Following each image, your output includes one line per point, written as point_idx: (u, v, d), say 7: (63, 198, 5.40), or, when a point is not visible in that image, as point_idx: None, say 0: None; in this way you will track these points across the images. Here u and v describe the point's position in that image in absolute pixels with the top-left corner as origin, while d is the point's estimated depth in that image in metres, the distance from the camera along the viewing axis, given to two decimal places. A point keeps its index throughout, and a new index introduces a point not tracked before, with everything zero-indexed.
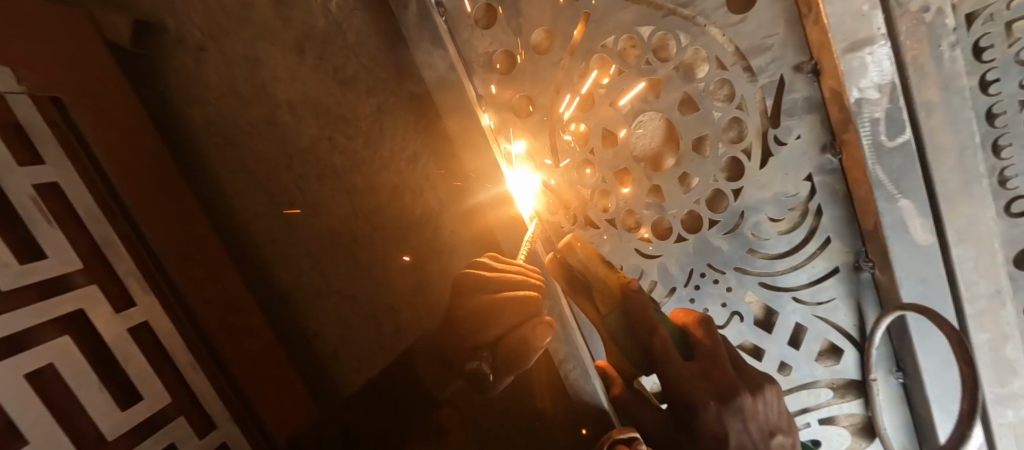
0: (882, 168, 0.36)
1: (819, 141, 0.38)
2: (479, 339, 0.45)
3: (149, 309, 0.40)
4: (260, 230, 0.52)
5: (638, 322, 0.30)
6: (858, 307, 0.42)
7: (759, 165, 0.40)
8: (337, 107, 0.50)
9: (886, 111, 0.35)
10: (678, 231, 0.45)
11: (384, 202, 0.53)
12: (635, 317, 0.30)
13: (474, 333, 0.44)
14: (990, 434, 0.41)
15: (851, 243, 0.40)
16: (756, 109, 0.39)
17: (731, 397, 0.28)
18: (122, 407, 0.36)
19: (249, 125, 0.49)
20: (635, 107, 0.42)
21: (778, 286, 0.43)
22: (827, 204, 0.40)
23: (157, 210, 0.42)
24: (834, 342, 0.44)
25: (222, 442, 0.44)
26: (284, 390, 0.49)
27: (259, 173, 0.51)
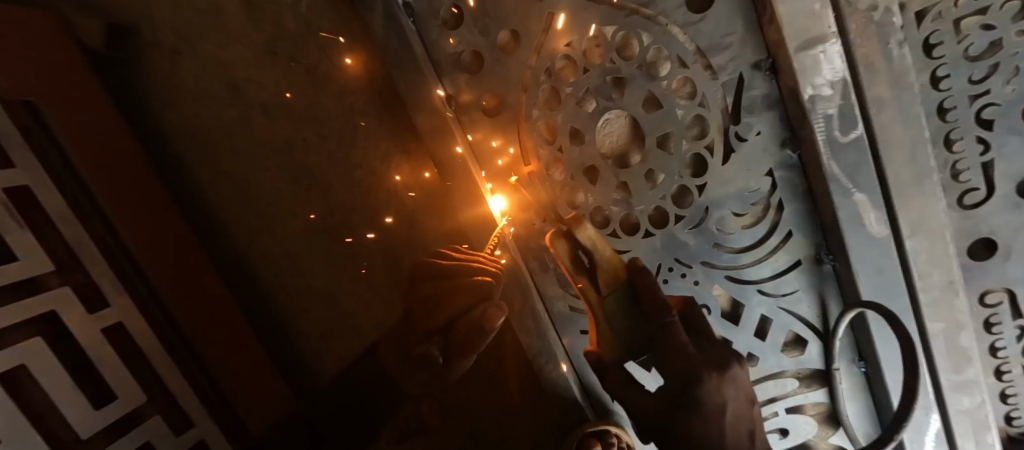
0: (836, 162, 0.37)
1: (779, 136, 0.39)
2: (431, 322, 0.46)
3: (125, 311, 0.41)
4: (236, 231, 0.51)
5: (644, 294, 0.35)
6: (821, 299, 0.43)
7: (721, 161, 0.41)
8: (310, 108, 0.50)
9: (838, 107, 0.35)
10: (645, 227, 0.45)
11: (357, 198, 0.52)
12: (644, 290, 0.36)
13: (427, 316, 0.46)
14: (948, 421, 0.42)
15: (813, 238, 0.41)
16: (718, 107, 0.40)
17: (720, 364, 0.35)
18: (95, 406, 0.38)
19: (227, 127, 0.49)
20: (600, 105, 0.42)
21: (743, 280, 0.45)
22: (788, 199, 0.41)
23: (136, 214, 0.43)
24: (799, 333, 0.45)
25: (200, 439, 0.44)
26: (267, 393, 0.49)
27: (236, 172, 0.51)
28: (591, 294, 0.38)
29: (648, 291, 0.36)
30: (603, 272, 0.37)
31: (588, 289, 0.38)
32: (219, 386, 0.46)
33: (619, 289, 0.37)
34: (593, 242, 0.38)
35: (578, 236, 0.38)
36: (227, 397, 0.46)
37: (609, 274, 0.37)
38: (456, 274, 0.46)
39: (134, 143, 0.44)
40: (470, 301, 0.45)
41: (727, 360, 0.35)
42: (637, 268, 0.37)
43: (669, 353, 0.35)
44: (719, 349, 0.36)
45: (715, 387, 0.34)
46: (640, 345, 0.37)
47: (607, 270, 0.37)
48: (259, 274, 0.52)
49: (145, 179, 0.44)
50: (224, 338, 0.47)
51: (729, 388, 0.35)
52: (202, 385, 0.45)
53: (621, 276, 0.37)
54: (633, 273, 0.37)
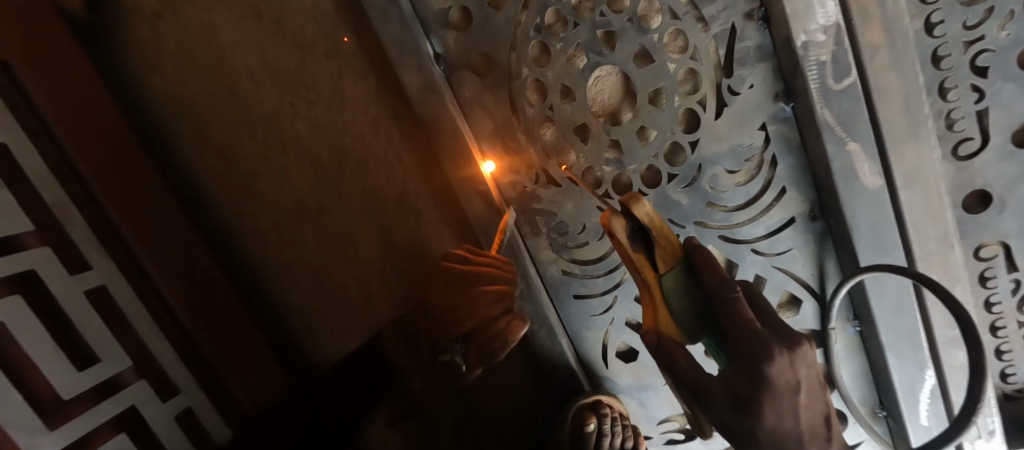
0: (830, 111, 0.36)
1: (771, 88, 0.38)
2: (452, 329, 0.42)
3: (107, 273, 0.40)
4: (224, 205, 0.50)
5: (709, 271, 0.29)
6: (816, 257, 0.43)
7: (714, 116, 0.41)
8: (296, 71, 0.51)
9: (831, 54, 0.35)
10: (638, 187, 0.45)
11: (347, 166, 0.52)
12: (708, 268, 0.29)
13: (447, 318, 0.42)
14: (942, 377, 0.43)
15: (806, 194, 0.41)
16: (710, 60, 0.39)
17: (798, 346, 0.28)
18: (77, 368, 0.36)
19: (212, 94, 0.48)
20: (590, 60, 0.42)
21: (737, 239, 0.44)
22: (782, 154, 0.40)
23: (118, 177, 0.41)
24: (793, 293, 0.45)
25: (188, 406, 0.44)
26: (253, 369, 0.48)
27: (224, 143, 0.49)
28: (647, 275, 0.30)
29: (711, 267, 0.30)
30: (661, 249, 0.30)
31: (643, 269, 0.31)
32: (205, 356, 0.45)
33: (675, 267, 0.31)
34: (652, 218, 0.30)
35: (636, 212, 0.30)
36: (212, 365, 0.46)
37: (666, 251, 0.30)
38: (477, 278, 0.45)
39: (116, 108, 0.42)
40: (496, 311, 0.45)
41: (794, 330, 0.29)
42: (696, 245, 0.30)
43: (737, 330, 0.28)
44: (779, 322, 0.30)
45: (787, 369, 0.28)
46: (703, 328, 0.30)
47: (664, 246, 0.30)
48: (242, 242, 0.51)
49: (127, 144, 0.43)
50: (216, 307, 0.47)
51: (800, 367, 0.28)
52: (189, 355, 0.44)
53: (678, 254, 0.31)
54: (689, 251, 0.30)
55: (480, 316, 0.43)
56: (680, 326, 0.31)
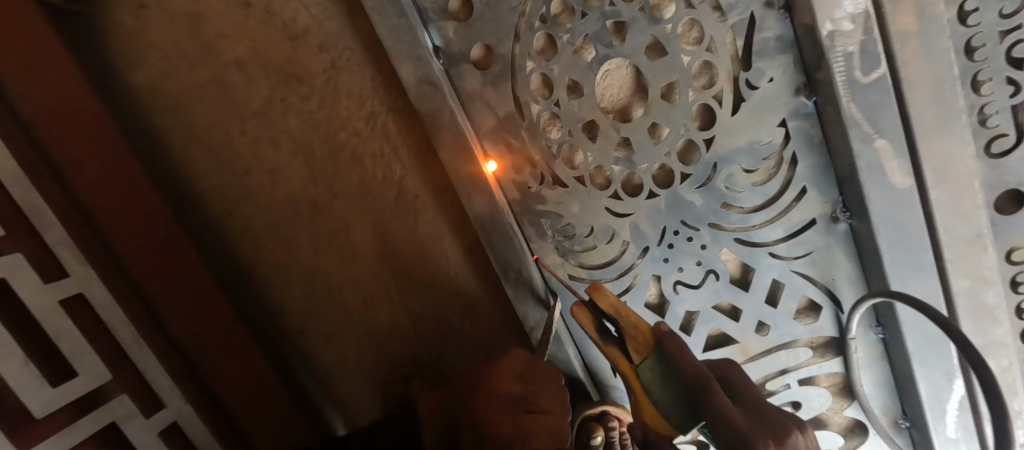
0: (856, 105, 0.34)
1: (793, 82, 0.36)
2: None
3: (85, 280, 0.36)
4: (211, 201, 0.46)
5: (675, 356, 0.33)
6: (837, 260, 0.40)
7: (730, 112, 0.38)
8: (289, 64, 0.48)
9: (859, 44, 0.33)
10: (649, 187, 0.42)
11: (342, 165, 0.52)
12: (674, 353, 0.33)
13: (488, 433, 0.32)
14: (971, 387, 0.41)
15: (828, 193, 0.39)
16: (727, 51, 0.37)
17: (787, 438, 0.26)
18: (52, 385, 0.33)
19: (200, 86, 0.44)
20: (599, 53, 0.39)
21: (753, 242, 0.42)
22: (802, 152, 0.38)
23: (97, 174, 0.38)
24: (812, 298, 0.43)
25: (174, 421, 0.41)
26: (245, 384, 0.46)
27: (212, 138, 0.45)
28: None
29: (677, 351, 0.33)
30: (632, 340, 0.36)
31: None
32: (191, 362, 0.43)
33: (650, 356, 0.35)
34: (616, 309, 0.38)
35: (597, 302, 0.39)
36: (199, 370, 0.43)
37: (637, 341, 0.36)
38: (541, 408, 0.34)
39: (97, 100, 0.39)
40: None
41: (788, 420, 0.28)
42: (662, 330, 0.35)
43: (711, 417, 0.28)
44: (773, 412, 0.28)
45: None
46: (684, 418, 0.31)
47: (634, 337, 0.36)
48: (233, 243, 0.48)
49: (110, 139, 0.39)
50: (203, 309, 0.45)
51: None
52: (172, 360, 0.42)
53: (651, 343, 0.35)
54: (658, 338, 0.34)
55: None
56: (668, 418, 0.32)
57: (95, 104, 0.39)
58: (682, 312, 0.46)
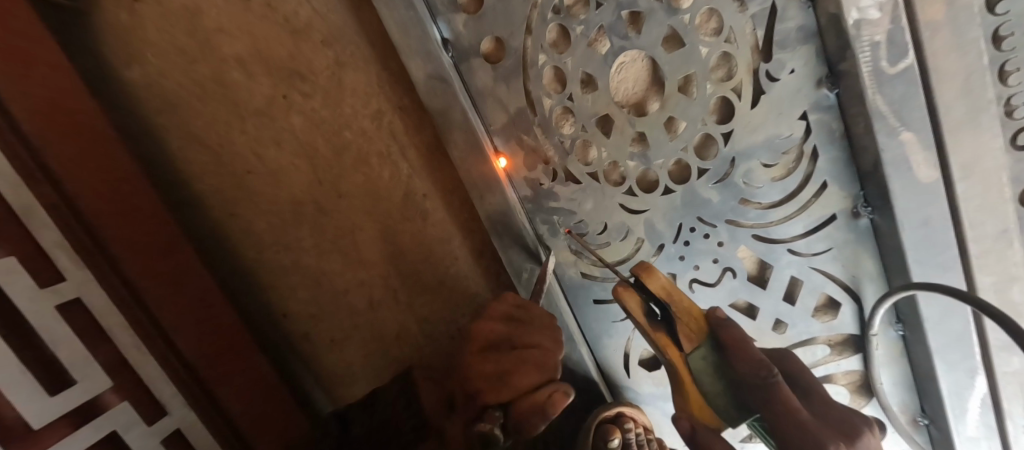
0: (882, 97, 0.33)
1: (815, 74, 0.35)
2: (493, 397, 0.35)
3: (82, 284, 0.37)
4: (215, 204, 0.47)
5: (738, 351, 0.34)
6: (858, 257, 0.40)
7: (750, 105, 0.37)
8: (291, 61, 0.44)
9: (887, 34, 0.31)
10: (665, 182, 0.41)
11: (347, 167, 0.47)
12: (737, 347, 0.34)
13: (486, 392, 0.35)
14: (994, 384, 0.40)
15: (849, 189, 0.38)
16: (747, 43, 0.36)
17: (854, 436, 0.29)
18: (51, 392, 0.33)
19: (195, 85, 0.43)
20: (614, 45, 0.38)
21: (771, 239, 0.41)
22: (824, 146, 0.37)
23: (93, 178, 0.38)
24: (831, 295, 0.42)
25: (177, 428, 0.41)
26: (248, 383, 0.46)
27: (210, 138, 0.45)
28: (674, 353, 0.35)
29: (735, 343, 0.34)
30: (684, 326, 0.35)
31: (669, 347, 0.36)
32: (192, 365, 0.42)
33: (703, 345, 0.35)
34: (669, 292, 0.36)
35: (648, 284, 0.37)
36: (198, 374, 0.43)
37: (690, 327, 0.35)
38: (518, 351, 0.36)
39: (93, 103, 0.39)
40: (537, 380, 0.36)
41: (853, 417, 0.30)
42: (718, 318, 0.36)
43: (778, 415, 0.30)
44: (835, 410, 0.31)
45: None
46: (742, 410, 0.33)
47: (687, 322, 0.35)
48: (235, 248, 0.48)
49: (104, 141, 0.40)
50: (202, 312, 0.44)
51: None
52: (171, 363, 0.41)
53: (705, 332, 0.35)
54: (714, 327, 0.35)
55: (521, 389, 0.35)
56: (718, 410, 0.34)
57: (91, 107, 0.39)
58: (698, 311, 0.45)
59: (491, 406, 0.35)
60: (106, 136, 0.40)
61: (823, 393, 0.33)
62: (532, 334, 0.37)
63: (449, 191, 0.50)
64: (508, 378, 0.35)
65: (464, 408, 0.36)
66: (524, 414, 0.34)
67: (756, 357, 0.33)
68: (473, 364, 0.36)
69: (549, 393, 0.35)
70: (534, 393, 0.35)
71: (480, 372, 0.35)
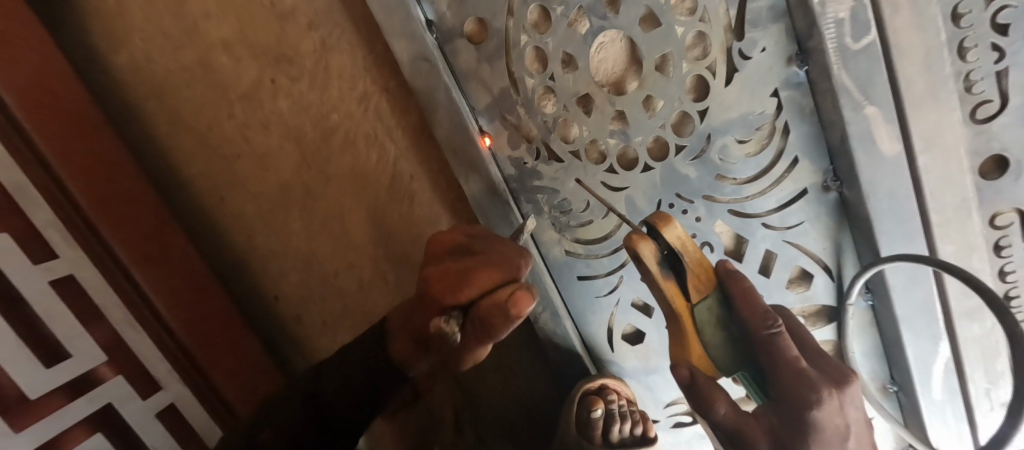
0: (847, 73, 0.34)
1: (785, 52, 0.36)
2: (452, 301, 0.33)
3: (75, 262, 0.38)
4: (206, 187, 0.51)
5: (746, 304, 0.30)
6: (829, 230, 0.41)
7: (724, 83, 0.39)
8: (276, 43, 0.44)
9: (851, 11, 0.32)
10: (644, 160, 0.43)
11: (335, 149, 0.48)
12: (745, 297, 0.30)
13: (447, 295, 0.32)
14: (958, 350, 0.42)
15: (819, 164, 0.39)
16: (720, 22, 0.37)
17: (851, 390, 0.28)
18: (46, 365, 0.34)
19: (184, 70, 0.46)
20: (594, 25, 0.39)
21: (746, 214, 0.43)
22: (794, 122, 0.39)
23: (82, 160, 0.40)
24: (804, 268, 0.44)
25: (172, 403, 0.42)
26: (244, 363, 0.48)
27: (200, 123, 0.48)
28: (679, 303, 0.32)
29: (745, 296, 0.30)
30: (693, 276, 0.31)
31: (676, 298, 0.32)
32: (185, 347, 0.44)
33: (710, 296, 0.32)
34: (684, 243, 0.32)
35: (663, 234, 0.32)
36: (192, 356, 0.44)
37: (700, 278, 0.31)
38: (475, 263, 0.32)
39: (80, 87, 0.41)
40: (502, 279, 0.32)
41: (853, 376, 0.28)
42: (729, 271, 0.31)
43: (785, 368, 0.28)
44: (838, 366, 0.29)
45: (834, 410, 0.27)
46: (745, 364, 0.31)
47: (698, 274, 0.31)
48: (231, 228, 0.52)
49: (90, 125, 0.41)
50: (196, 296, 0.46)
51: (850, 409, 0.28)
52: (167, 345, 0.43)
53: (713, 282, 0.32)
54: (722, 277, 0.31)
55: (480, 289, 0.32)
56: (715, 359, 0.32)
57: (79, 92, 0.41)
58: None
59: (451, 307, 0.33)
60: (93, 120, 0.41)
61: (821, 349, 0.30)
62: (491, 244, 0.34)
63: (435, 172, 0.49)
64: (467, 277, 0.32)
65: (425, 302, 0.35)
66: (482, 314, 0.31)
67: (763, 307, 0.29)
68: (434, 283, 0.33)
69: (511, 292, 0.29)
70: (496, 292, 0.31)
71: (439, 277, 0.33)
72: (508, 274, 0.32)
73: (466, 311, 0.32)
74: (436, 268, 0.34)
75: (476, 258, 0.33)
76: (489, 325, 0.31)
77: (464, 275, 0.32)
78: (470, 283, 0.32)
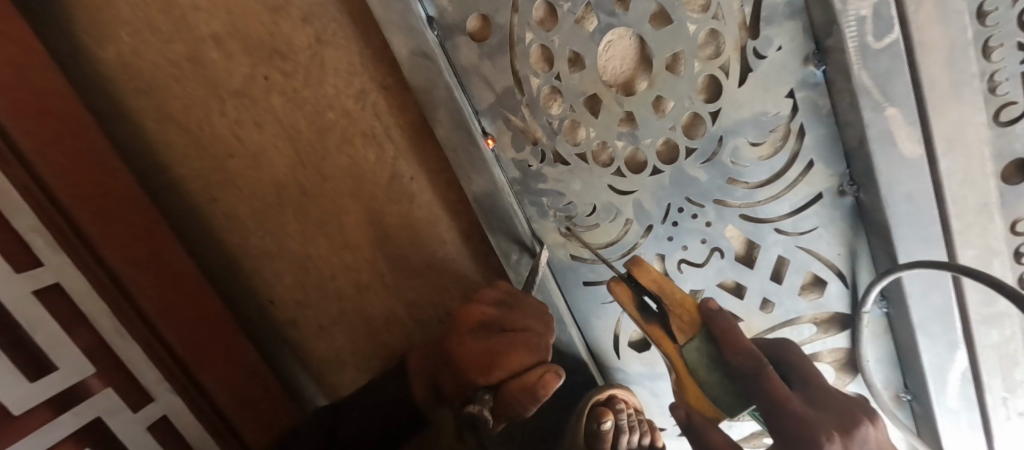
0: (867, 72, 0.33)
1: (803, 51, 0.35)
2: (483, 380, 0.39)
3: (60, 270, 0.36)
4: (196, 188, 0.47)
5: (728, 340, 0.34)
6: (845, 236, 0.40)
7: (737, 83, 0.37)
8: (270, 39, 0.41)
9: (873, 7, 0.31)
10: (653, 163, 0.41)
11: (333, 147, 0.45)
12: (727, 336, 0.35)
13: (480, 374, 0.39)
14: (975, 358, 0.41)
15: (835, 167, 0.38)
16: (735, 19, 0.35)
17: (850, 426, 0.30)
18: (31, 379, 0.33)
19: (173, 66, 0.42)
20: (601, 22, 0.37)
21: (758, 218, 0.41)
22: (810, 124, 0.37)
23: (66, 158, 0.37)
24: (817, 274, 0.42)
25: (164, 414, 0.41)
26: (239, 371, 0.46)
27: (190, 121, 0.44)
28: (667, 344, 0.37)
29: (726, 334, 0.35)
30: (676, 318, 0.37)
31: (663, 340, 0.38)
32: (177, 355, 0.42)
33: (696, 337, 0.36)
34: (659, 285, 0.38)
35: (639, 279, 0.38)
36: (185, 363, 0.42)
37: (682, 320, 0.37)
38: (507, 341, 0.39)
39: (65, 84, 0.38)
40: (529, 361, 0.40)
41: (850, 406, 0.31)
42: (710, 310, 0.36)
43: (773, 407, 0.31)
44: (837, 397, 0.32)
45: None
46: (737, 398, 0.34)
47: (680, 315, 0.37)
48: (221, 232, 0.49)
49: (79, 123, 0.39)
50: (188, 299, 0.44)
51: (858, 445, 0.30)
52: (157, 353, 0.41)
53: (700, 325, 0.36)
54: (705, 318, 0.36)
55: (511, 371, 0.39)
56: (712, 399, 0.35)
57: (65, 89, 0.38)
58: (686, 291, 0.46)
59: (481, 390, 0.39)
60: (83, 120, 0.39)
61: (821, 381, 0.33)
62: (520, 317, 0.41)
63: (435, 173, 0.47)
64: (499, 358, 0.39)
65: (457, 389, 0.41)
66: (515, 397, 0.38)
67: (745, 345, 0.34)
68: (464, 347, 0.40)
69: (540, 375, 0.38)
70: (526, 374, 0.39)
71: (471, 352, 0.39)
72: (536, 356, 0.40)
73: (496, 393, 0.39)
74: (466, 342, 0.40)
75: (506, 339, 0.40)
76: (517, 405, 0.38)
77: (497, 357, 0.39)
78: (504, 364, 0.39)
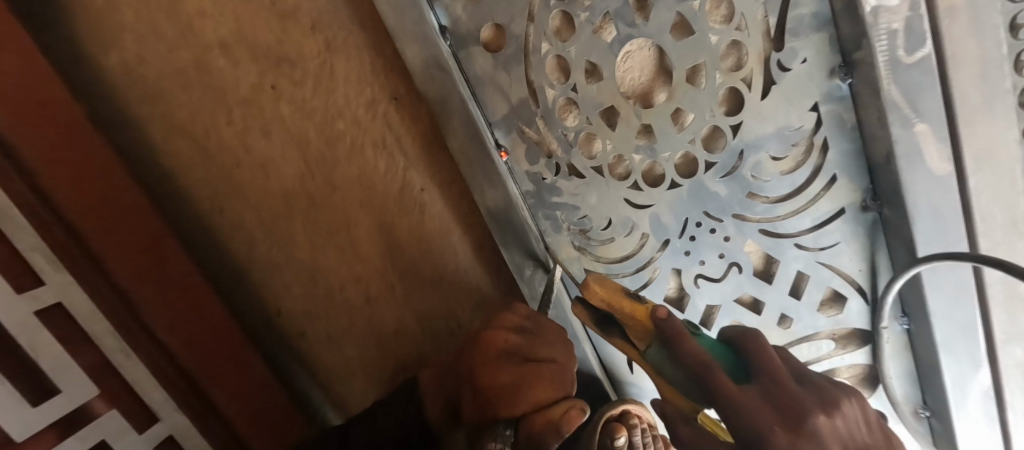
0: (897, 87, 0.32)
1: (828, 63, 0.34)
2: (505, 413, 0.37)
3: (63, 287, 0.34)
4: (202, 199, 0.42)
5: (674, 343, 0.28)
6: (867, 252, 0.39)
7: (760, 96, 0.36)
8: (279, 46, 0.40)
9: (905, 21, 0.30)
10: (671, 176, 0.41)
11: (342, 158, 0.45)
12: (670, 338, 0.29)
13: (502, 405, 0.37)
14: (999, 376, 0.40)
15: (858, 182, 0.37)
16: (759, 31, 0.34)
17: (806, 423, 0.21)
18: (33, 404, 0.31)
19: (179, 73, 0.39)
20: (621, 32, 0.36)
21: (779, 233, 0.40)
22: (834, 138, 0.36)
23: (69, 167, 0.34)
24: (837, 290, 0.41)
25: (170, 434, 0.40)
26: (248, 386, 0.44)
27: (195, 128, 0.40)
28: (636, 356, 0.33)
29: (676, 337, 0.29)
30: (629, 329, 0.33)
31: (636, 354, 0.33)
32: (190, 376, 0.41)
33: (651, 342, 0.31)
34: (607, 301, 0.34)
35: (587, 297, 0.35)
36: (198, 384, 0.41)
37: (636, 330, 0.32)
38: (533, 371, 0.38)
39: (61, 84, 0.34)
40: (554, 394, 0.38)
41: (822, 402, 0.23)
42: (658, 317, 0.30)
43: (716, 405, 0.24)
44: (808, 396, 0.23)
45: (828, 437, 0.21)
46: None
47: (635, 323, 0.32)
48: (219, 240, 0.44)
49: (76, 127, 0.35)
50: (200, 320, 0.41)
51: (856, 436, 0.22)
52: (168, 375, 0.40)
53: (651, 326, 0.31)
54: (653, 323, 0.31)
55: (535, 404, 0.37)
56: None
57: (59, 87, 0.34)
58: (703, 306, 0.45)
59: (501, 424, 0.37)
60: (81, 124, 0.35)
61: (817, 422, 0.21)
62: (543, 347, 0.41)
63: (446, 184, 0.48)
64: (522, 390, 0.37)
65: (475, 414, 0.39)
66: (539, 431, 0.35)
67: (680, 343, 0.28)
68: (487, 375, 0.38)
69: (565, 410, 0.35)
70: (549, 410, 0.36)
71: (494, 381, 0.38)
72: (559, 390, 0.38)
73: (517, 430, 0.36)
74: (490, 370, 0.39)
75: (531, 369, 0.38)
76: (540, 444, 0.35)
77: (520, 388, 0.37)
78: (528, 397, 0.37)
